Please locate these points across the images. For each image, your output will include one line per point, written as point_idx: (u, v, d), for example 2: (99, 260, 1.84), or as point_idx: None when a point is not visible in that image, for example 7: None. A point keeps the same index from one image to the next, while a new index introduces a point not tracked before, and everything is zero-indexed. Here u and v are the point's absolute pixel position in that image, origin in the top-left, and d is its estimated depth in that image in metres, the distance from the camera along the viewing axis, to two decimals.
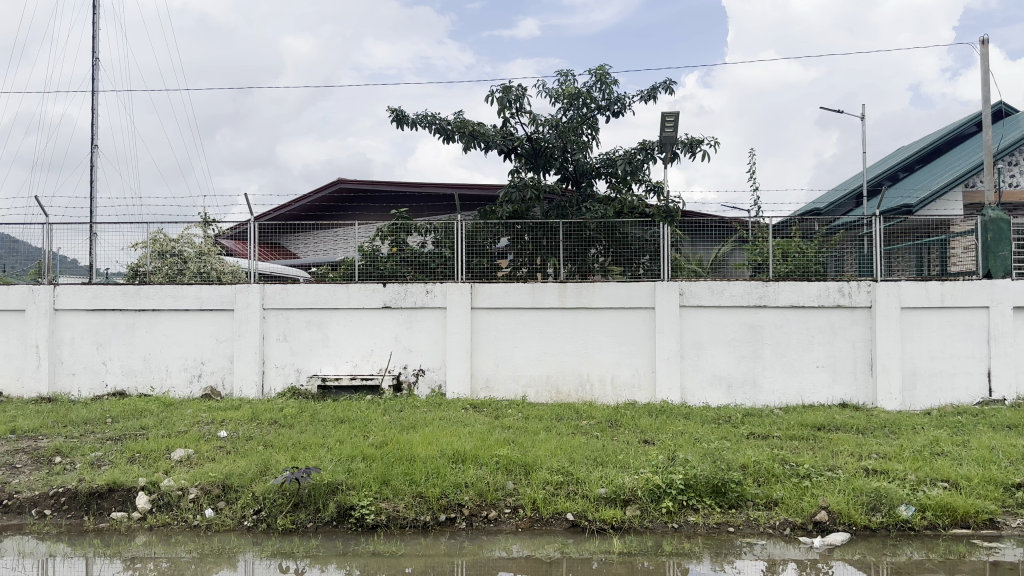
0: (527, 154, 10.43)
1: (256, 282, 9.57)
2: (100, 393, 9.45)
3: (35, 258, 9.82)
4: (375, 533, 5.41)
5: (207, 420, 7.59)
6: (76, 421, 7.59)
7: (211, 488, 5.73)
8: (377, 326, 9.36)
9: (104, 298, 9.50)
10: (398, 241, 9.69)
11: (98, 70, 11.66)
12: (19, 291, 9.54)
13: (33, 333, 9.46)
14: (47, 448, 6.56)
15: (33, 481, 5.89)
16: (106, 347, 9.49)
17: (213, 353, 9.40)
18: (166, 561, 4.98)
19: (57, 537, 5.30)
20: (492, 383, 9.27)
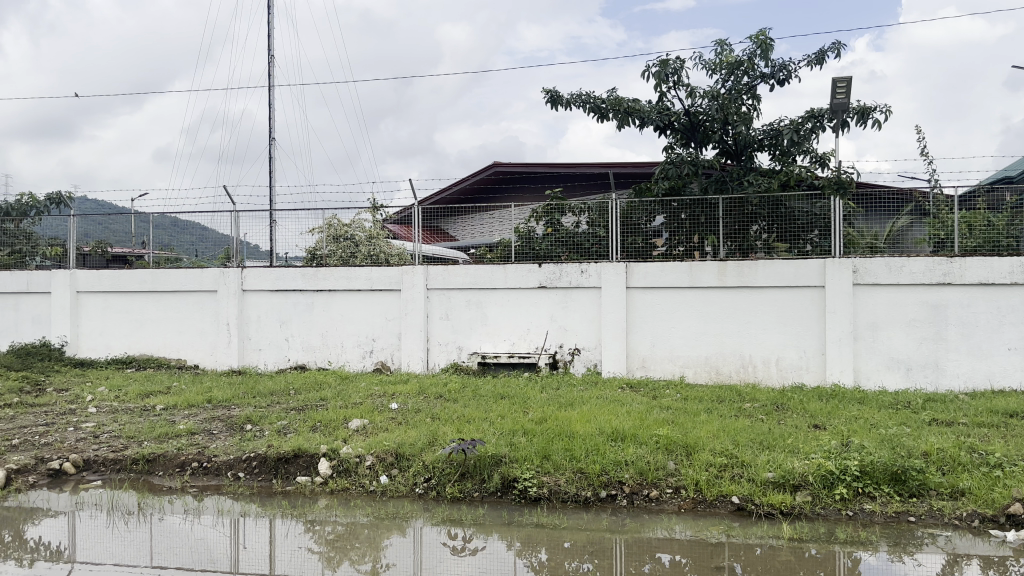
0: (683, 129, 10.24)
1: (420, 263, 9.96)
2: (284, 366, 10.23)
3: (223, 245, 10.62)
4: (538, 505, 5.54)
5: (379, 393, 8.04)
6: (263, 392, 8.26)
7: (386, 456, 6.08)
8: (535, 305, 9.51)
9: (286, 279, 10.25)
10: (553, 221, 9.78)
11: (273, 67, 12.50)
12: (212, 274, 10.48)
13: (224, 313, 10.37)
14: (239, 417, 7.19)
15: (229, 445, 6.48)
16: (288, 324, 10.25)
17: (383, 330, 9.92)
18: (343, 524, 5.33)
19: (251, 497, 5.79)
20: (648, 362, 9.20)
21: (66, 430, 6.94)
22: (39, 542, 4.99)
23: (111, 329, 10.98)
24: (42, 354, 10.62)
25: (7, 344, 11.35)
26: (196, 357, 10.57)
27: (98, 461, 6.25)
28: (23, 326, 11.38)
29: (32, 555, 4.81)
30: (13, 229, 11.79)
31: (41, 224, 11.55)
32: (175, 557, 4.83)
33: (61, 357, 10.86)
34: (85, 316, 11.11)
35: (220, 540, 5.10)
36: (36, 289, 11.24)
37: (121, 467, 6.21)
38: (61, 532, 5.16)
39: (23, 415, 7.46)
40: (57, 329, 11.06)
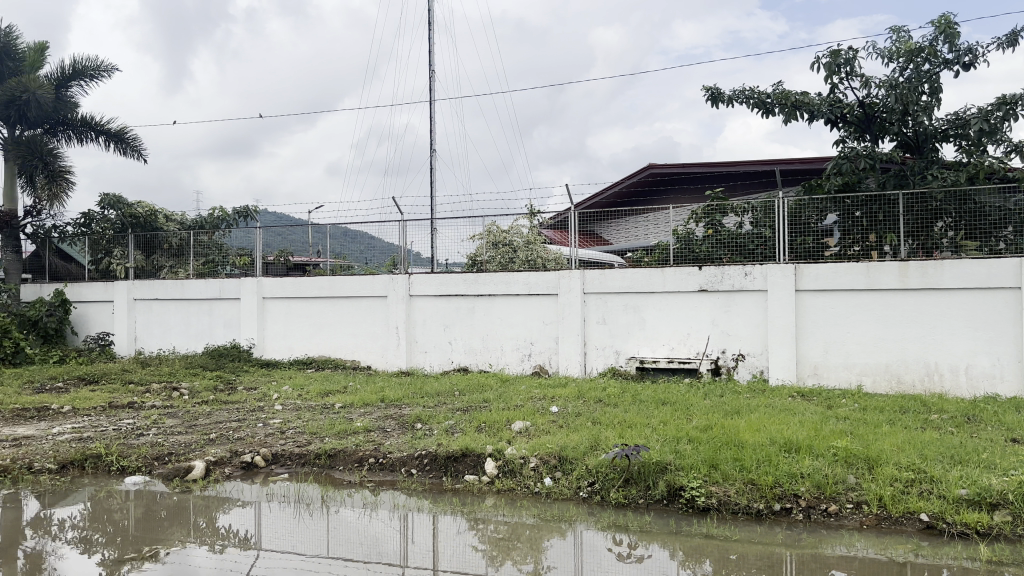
0: (857, 121, 9.73)
1: (577, 268, 9.98)
2: (448, 368, 10.58)
3: (390, 252, 11.15)
4: (707, 515, 5.37)
5: (540, 396, 8.11)
6: (430, 393, 8.57)
7: (549, 459, 6.11)
8: (695, 309, 9.26)
9: (449, 284, 10.61)
10: (714, 222, 9.53)
11: (433, 80, 12.99)
12: (382, 281, 11.02)
13: (393, 316, 10.87)
14: (409, 416, 7.50)
15: (402, 443, 6.75)
16: (451, 328, 10.58)
17: (542, 334, 10.02)
18: (507, 525, 5.40)
19: (423, 493, 6.00)
20: (821, 369, 8.73)
21: (256, 425, 7.50)
22: (229, 530, 5.40)
23: (293, 332, 11.78)
24: (233, 356, 11.68)
25: (205, 345, 12.47)
26: (368, 358, 11.15)
27: (285, 455, 6.70)
28: (217, 329, 12.46)
29: (223, 541, 5.21)
30: (207, 241, 12.98)
31: (231, 237, 12.66)
32: (349, 548, 5.07)
33: (250, 358, 11.83)
34: (270, 320, 12.00)
35: (390, 534, 5.31)
36: (229, 295, 12.26)
37: (305, 462, 6.62)
38: (248, 521, 5.55)
39: (219, 411, 8.14)
40: (246, 331, 12.03)
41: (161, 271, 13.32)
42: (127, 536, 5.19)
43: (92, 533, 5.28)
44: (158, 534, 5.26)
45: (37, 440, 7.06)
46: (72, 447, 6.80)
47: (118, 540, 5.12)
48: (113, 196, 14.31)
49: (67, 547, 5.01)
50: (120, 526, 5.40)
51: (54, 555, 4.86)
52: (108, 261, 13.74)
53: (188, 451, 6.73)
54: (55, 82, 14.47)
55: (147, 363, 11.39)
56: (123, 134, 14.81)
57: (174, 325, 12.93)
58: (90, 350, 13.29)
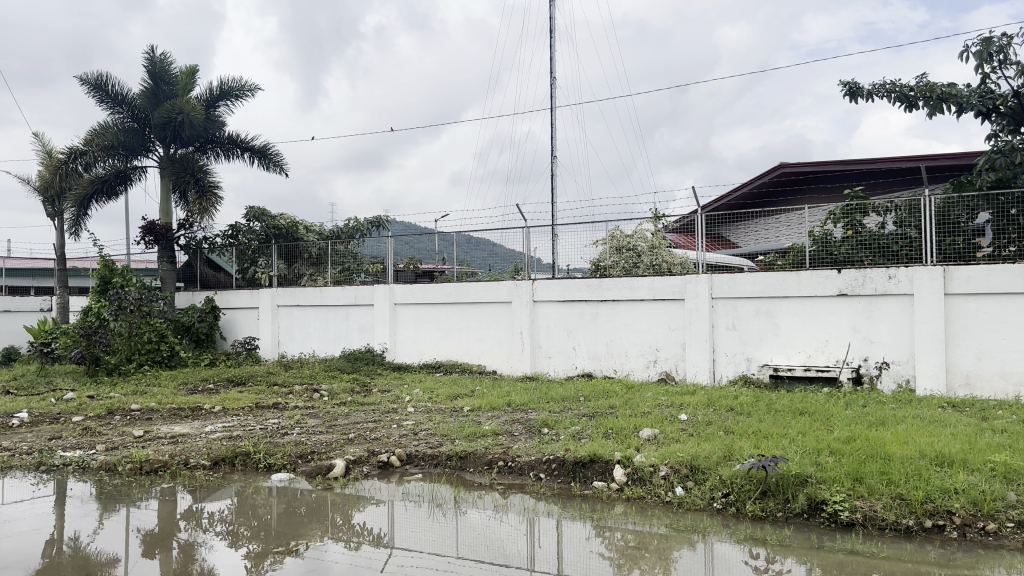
0: (1011, 114, 8.98)
1: (704, 272, 9.72)
2: (572, 374, 10.58)
3: (513, 259, 11.26)
4: (851, 531, 5.07)
5: (668, 403, 7.95)
6: (556, 398, 8.58)
7: (681, 468, 5.97)
8: (833, 314, 8.82)
9: (573, 290, 10.61)
10: (854, 223, 9.11)
11: (554, 87, 13.05)
12: (507, 287, 11.19)
13: (518, 322, 11.01)
14: (536, 421, 7.53)
15: (530, 447, 6.78)
16: (575, 333, 10.59)
17: (668, 340, 9.83)
18: (636, 533, 5.29)
19: (551, 498, 5.98)
20: (973, 379, 8.10)
21: (390, 426, 7.75)
22: (364, 527, 5.57)
23: (423, 336, 12.18)
24: (368, 359, 12.22)
25: (341, 349, 13.12)
26: (494, 363, 11.34)
27: (418, 455, 6.88)
28: (352, 333, 13.06)
29: (358, 538, 5.37)
30: (343, 250, 13.42)
31: (364, 246, 12.99)
32: (477, 550, 5.11)
33: (383, 361, 12.31)
34: (401, 325, 12.46)
35: (518, 537, 5.32)
36: (362, 302, 12.85)
37: (438, 463, 6.76)
38: (382, 520, 5.70)
39: (355, 412, 8.46)
40: (379, 336, 12.57)
41: (300, 279, 14.04)
42: (270, 531, 5.45)
43: (239, 526, 5.58)
44: (298, 530, 5.49)
45: (193, 437, 7.57)
46: (224, 445, 7.25)
47: (262, 534, 5.39)
48: (257, 209, 15.46)
49: (216, 539, 5.32)
50: (264, 521, 5.68)
51: (204, 547, 5.17)
52: (254, 269, 14.67)
53: (328, 450, 7.02)
54: (205, 102, 15.53)
55: (289, 366, 12.04)
56: (266, 150, 15.71)
57: (312, 330, 13.62)
58: (238, 354, 14.08)
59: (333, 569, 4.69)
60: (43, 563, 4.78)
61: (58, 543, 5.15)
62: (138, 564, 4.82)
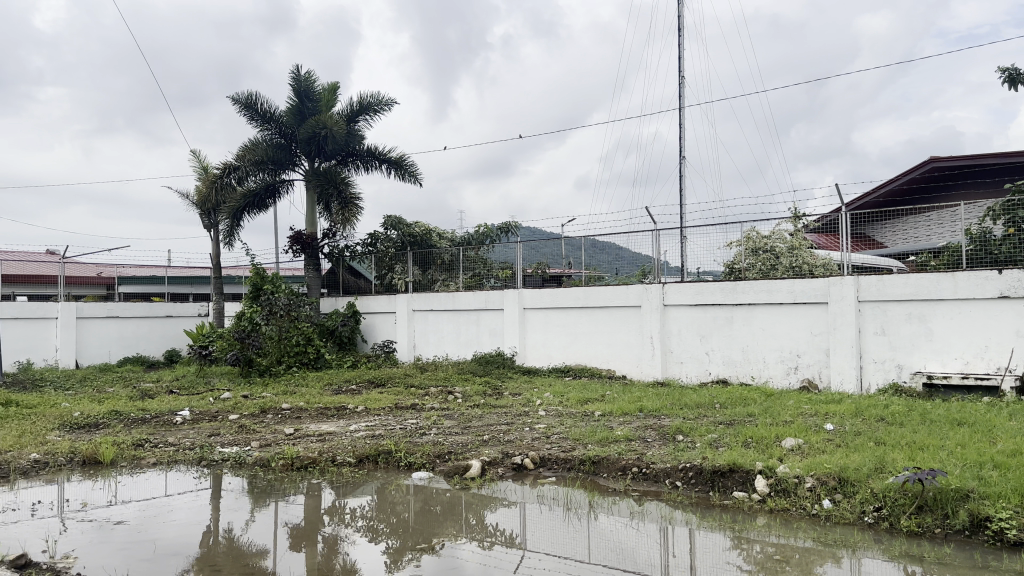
0: None
1: (849, 273, 9.32)
2: (706, 380, 10.39)
3: (640, 262, 11.18)
4: (1020, 551, 4.70)
5: (811, 412, 7.66)
6: (691, 404, 8.46)
7: (828, 479, 5.74)
8: (994, 319, 8.20)
9: (706, 293, 10.42)
10: (1016, 219, 8.33)
11: (683, 87, 12.87)
12: (636, 291, 11.12)
13: (648, 326, 10.92)
14: (671, 427, 7.45)
15: (665, 454, 6.72)
16: (708, 338, 10.38)
17: (809, 346, 9.46)
18: (776, 545, 5.11)
19: (689, 506, 5.88)
20: None
21: (523, 429, 7.87)
22: (496, 528, 5.66)
23: (552, 340, 12.33)
24: (499, 363, 12.50)
25: (473, 352, 13.48)
26: (624, 368, 11.28)
27: (552, 459, 6.95)
28: (483, 337, 13.41)
29: (491, 538, 5.46)
30: (474, 256, 13.68)
31: (493, 251, 13.31)
32: (609, 554, 5.09)
33: (514, 365, 12.59)
34: (530, 328, 12.69)
35: (652, 544, 5.26)
36: (492, 306, 13.20)
37: (572, 467, 6.80)
38: (514, 521, 5.78)
39: (489, 415, 8.63)
40: (509, 340, 12.86)
41: (434, 284, 14.47)
42: (408, 528, 5.65)
43: (378, 522, 5.82)
44: (434, 527, 5.66)
45: (338, 436, 7.98)
46: (367, 443, 7.60)
47: (400, 530, 5.60)
48: (394, 217, 16.02)
49: (357, 534, 5.57)
50: (402, 518, 5.89)
51: (347, 541, 5.43)
52: (391, 276, 15.26)
53: (465, 450, 7.22)
54: (346, 118, 16.34)
55: (425, 368, 12.48)
56: (401, 161, 16.32)
57: (445, 334, 14.05)
58: (378, 355, 14.75)
59: (466, 568, 4.81)
60: (203, 551, 5.17)
61: (215, 533, 5.55)
62: (286, 555, 5.12)
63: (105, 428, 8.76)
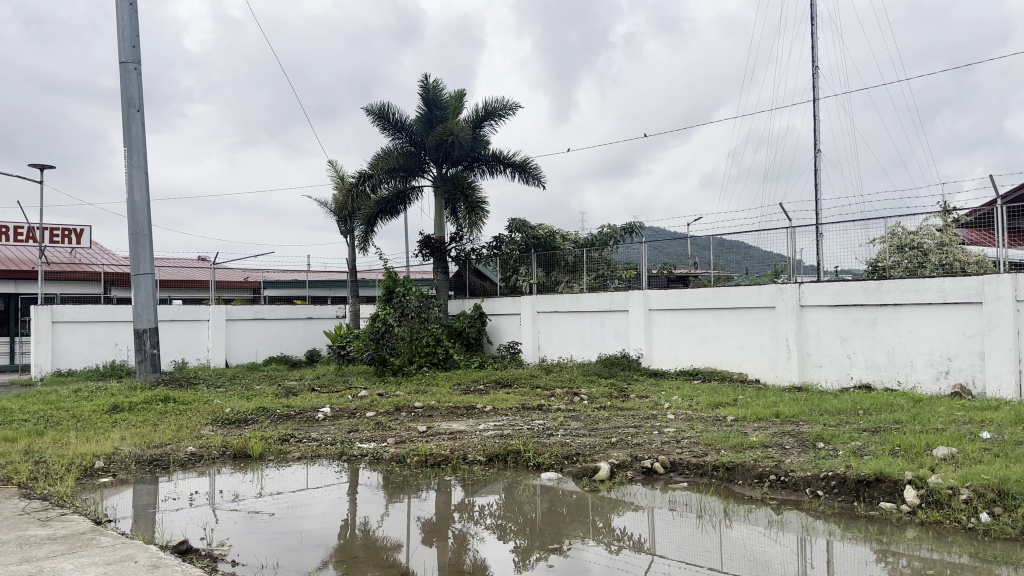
0: None
1: (1006, 272, 8.58)
2: (847, 385, 9.92)
3: (770, 261, 10.92)
4: None
5: (965, 419, 7.16)
6: (830, 410, 8.11)
7: (986, 492, 5.36)
8: None
9: (847, 293, 9.96)
10: None
11: (817, 78, 12.34)
12: (770, 291, 10.78)
13: (783, 328, 10.54)
14: (810, 434, 7.18)
15: (805, 462, 6.49)
16: (850, 341, 9.91)
17: (962, 349, 8.84)
18: (925, 560, 4.80)
19: (831, 516, 5.64)
20: None
21: (653, 432, 7.79)
22: (624, 532, 5.61)
23: (679, 343, 12.13)
24: (624, 365, 12.48)
25: (598, 354, 13.45)
26: (758, 372, 10.95)
27: (683, 464, 6.85)
28: (608, 339, 13.36)
29: (619, 541, 5.43)
30: (597, 256, 13.63)
31: (617, 252, 13.22)
32: (740, 562, 4.95)
33: (640, 367, 12.51)
34: (656, 330, 12.53)
35: (786, 553, 5.07)
36: (617, 308, 13.13)
37: (705, 473, 6.67)
38: (642, 526, 5.72)
39: (617, 417, 8.59)
40: (635, 342, 12.75)
41: (558, 285, 14.53)
42: (535, 528, 5.71)
43: (506, 521, 5.91)
44: (562, 529, 5.68)
45: (469, 434, 8.17)
46: (497, 443, 7.75)
47: (528, 530, 5.66)
48: (519, 220, 16.29)
49: (486, 532, 5.68)
50: (529, 517, 5.95)
51: (476, 538, 5.55)
52: (515, 278, 15.44)
53: (594, 452, 7.23)
54: (472, 124, 16.70)
55: (551, 370, 12.58)
56: (526, 164, 16.50)
57: (570, 336, 14.09)
58: (505, 357, 15.00)
59: (593, 571, 4.82)
60: (341, 543, 5.42)
61: (352, 526, 5.80)
62: (419, 550, 5.29)
63: (253, 423, 9.36)
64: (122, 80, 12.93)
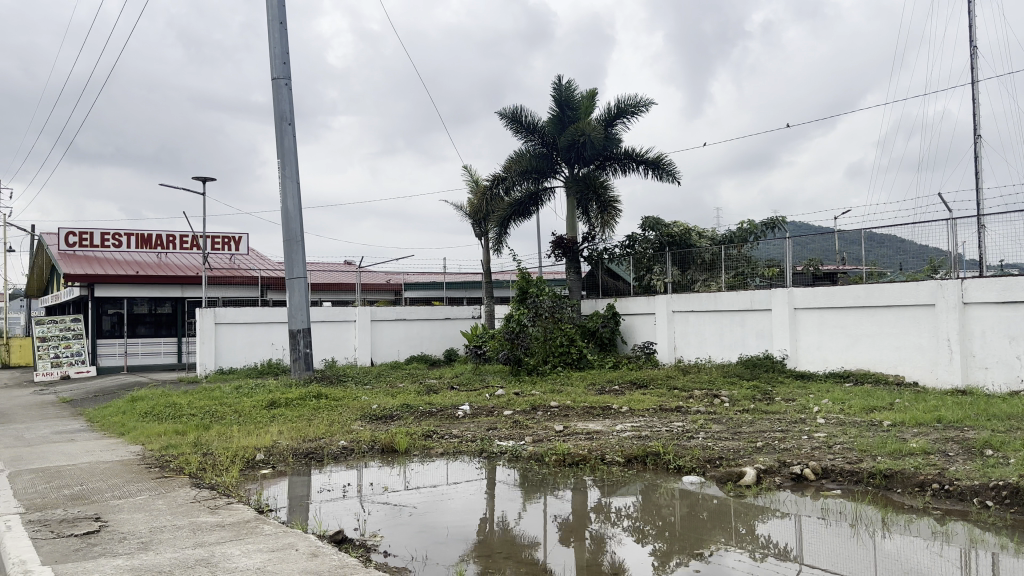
0: None
1: None
2: (1017, 389, 9.07)
3: (925, 255, 10.26)
4: None
5: None
6: (999, 416, 7.47)
7: None
8: None
9: (1015, 289, 9.13)
10: None
11: (976, 57, 11.44)
12: (928, 288, 10.07)
13: (944, 327, 9.82)
14: (976, 440, 6.65)
15: (971, 470, 6.02)
16: (1020, 341, 9.07)
17: None
18: None
19: (1004, 529, 5.18)
20: None
21: (800, 437, 7.45)
22: (768, 539, 5.38)
23: (827, 343, 11.55)
24: (767, 366, 12.03)
25: (738, 355, 13.03)
26: (916, 374, 10.25)
27: (836, 471, 6.50)
28: (749, 339, 12.91)
29: (764, 548, 5.21)
30: (736, 254, 13.25)
31: (757, 248, 12.81)
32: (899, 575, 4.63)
33: (784, 369, 12.00)
34: (802, 330, 11.98)
35: (950, 567, 4.70)
36: (759, 307, 12.65)
37: (859, 480, 6.32)
38: (788, 534, 5.46)
39: (761, 420, 8.28)
40: (779, 342, 12.25)
41: (695, 284, 14.20)
42: (674, 532, 5.58)
43: (645, 524, 5.81)
44: (704, 534, 5.53)
45: (606, 435, 8.12)
46: (635, 444, 7.65)
47: (667, 534, 5.54)
48: (653, 218, 16.09)
49: (624, 534, 5.62)
50: (668, 521, 5.83)
51: (615, 540, 5.49)
52: (650, 278, 15.26)
53: (738, 456, 7.00)
54: (604, 123, 16.62)
55: (688, 371, 12.30)
56: (659, 161, 16.24)
57: (708, 336, 13.73)
58: (640, 357, 14.80)
59: None
60: (482, 539, 5.51)
61: (490, 522, 5.89)
62: (556, 549, 5.30)
63: (398, 419, 9.71)
64: (275, 95, 13.76)
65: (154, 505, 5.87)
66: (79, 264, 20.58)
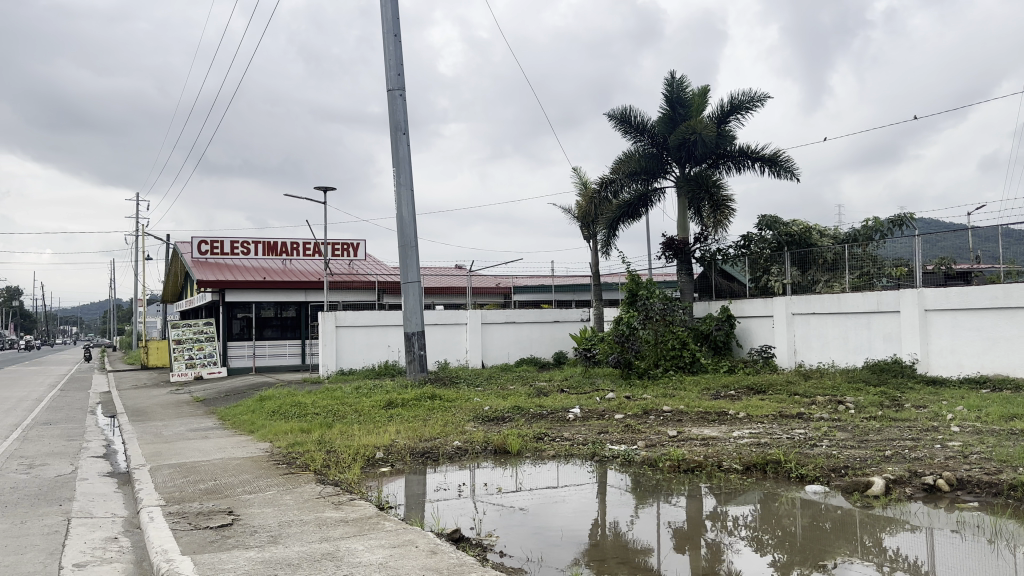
0: None
1: None
2: None
3: None
4: None
5: None
6: None
7: None
8: None
9: None
10: None
11: None
12: None
13: None
14: None
15: None
16: None
17: None
18: None
19: None
20: None
21: (933, 446, 7.02)
22: (897, 552, 5.09)
23: (962, 347, 10.82)
24: (895, 371, 11.39)
25: (864, 359, 12.40)
26: None
27: (972, 482, 6.09)
28: (876, 342, 12.28)
29: (893, 562, 4.93)
30: (861, 253, 12.74)
31: (884, 247, 12.26)
32: None
33: (915, 374, 11.32)
34: (934, 332, 11.28)
35: None
36: (886, 308, 12.01)
37: (999, 492, 5.89)
38: (919, 548, 5.14)
39: (890, 428, 7.85)
40: (909, 346, 11.58)
41: (816, 285, 13.64)
42: (795, 542, 5.37)
43: (763, 533, 5.61)
44: (827, 545, 5.29)
45: (722, 441, 7.92)
46: (754, 452, 7.42)
47: (787, 545, 5.34)
48: (770, 217, 15.57)
49: (741, 543, 5.45)
50: (788, 531, 5.61)
51: (731, 549, 5.33)
52: (767, 279, 14.78)
53: (865, 466, 6.66)
54: (716, 121, 16.26)
55: (809, 376, 11.82)
56: (775, 158, 15.73)
57: (831, 339, 13.15)
58: (756, 361, 14.30)
59: None
60: (594, 542, 5.48)
61: (602, 527, 5.84)
62: (670, 556, 5.20)
63: (510, 421, 9.79)
64: (391, 106, 14.19)
65: (281, 500, 6.15)
66: (211, 270, 21.90)
